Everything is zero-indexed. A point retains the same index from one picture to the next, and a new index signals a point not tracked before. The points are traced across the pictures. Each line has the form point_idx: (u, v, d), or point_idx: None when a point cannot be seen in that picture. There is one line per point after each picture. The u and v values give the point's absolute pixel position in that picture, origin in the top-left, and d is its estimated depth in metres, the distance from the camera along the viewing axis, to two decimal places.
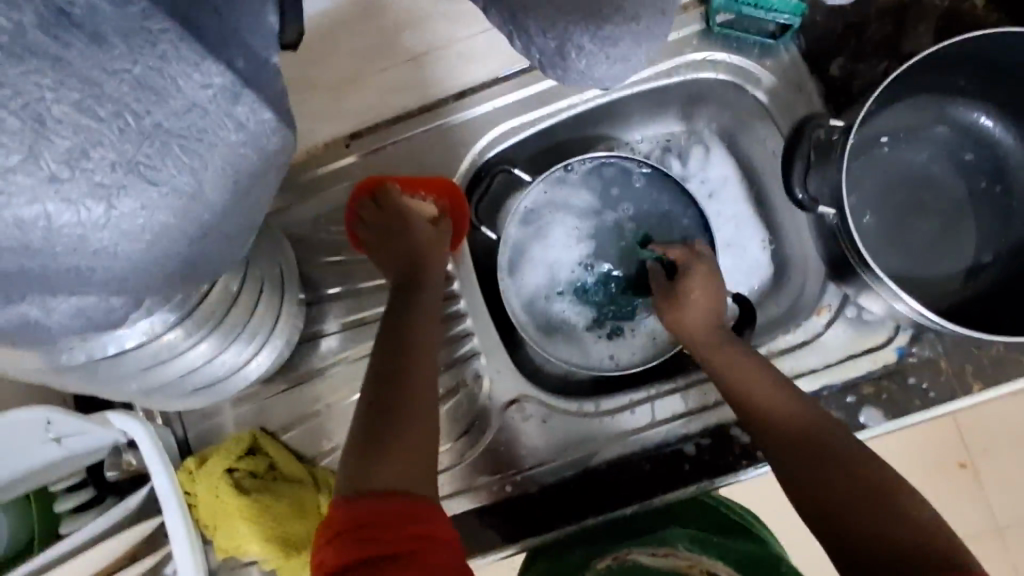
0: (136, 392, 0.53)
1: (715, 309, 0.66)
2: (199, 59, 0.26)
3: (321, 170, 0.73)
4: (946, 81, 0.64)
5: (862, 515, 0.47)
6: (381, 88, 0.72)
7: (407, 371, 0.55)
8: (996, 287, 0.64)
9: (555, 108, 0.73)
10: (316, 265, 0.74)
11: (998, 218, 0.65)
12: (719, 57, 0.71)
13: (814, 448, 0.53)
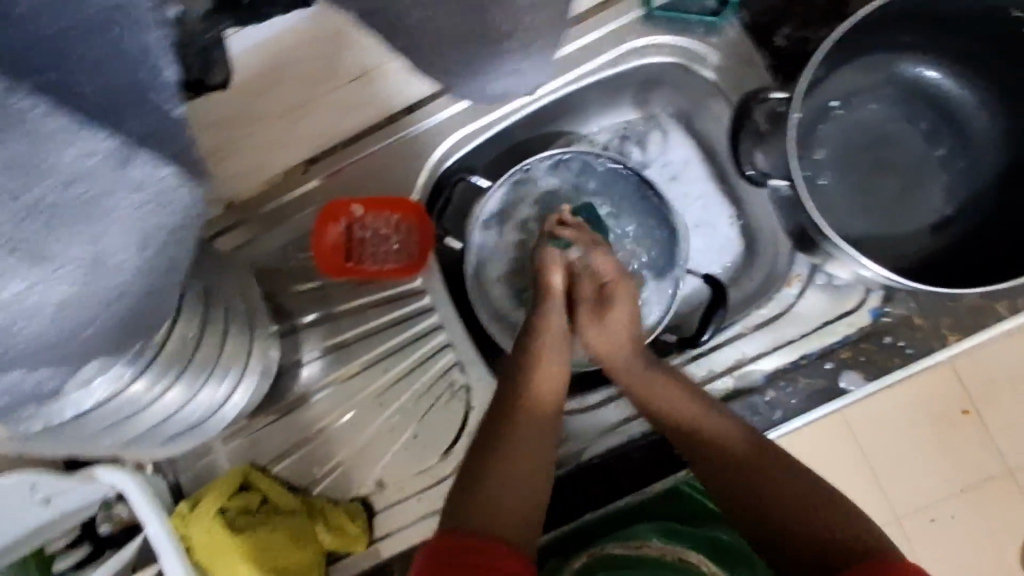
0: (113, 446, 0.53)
1: (633, 324, 0.66)
2: (76, 128, 0.25)
3: (279, 199, 0.72)
4: (891, 39, 0.63)
5: (811, 532, 0.50)
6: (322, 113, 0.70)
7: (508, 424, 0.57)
8: (963, 240, 0.64)
9: (506, 111, 0.73)
10: (287, 294, 0.74)
11: (957, 170, 0.65)
12: (664, 40, 0.71)
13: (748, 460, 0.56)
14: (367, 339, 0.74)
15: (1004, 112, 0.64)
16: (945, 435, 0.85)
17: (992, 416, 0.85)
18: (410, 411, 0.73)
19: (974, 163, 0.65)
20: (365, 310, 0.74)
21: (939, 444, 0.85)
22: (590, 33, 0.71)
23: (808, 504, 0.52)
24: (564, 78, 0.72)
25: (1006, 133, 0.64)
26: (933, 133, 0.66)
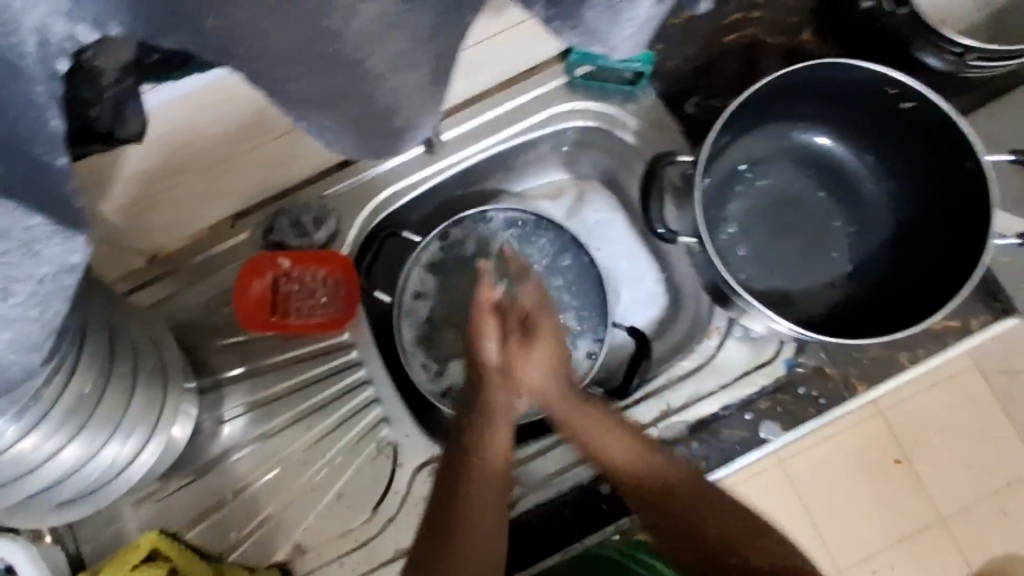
0: (10, 497, 0.51)
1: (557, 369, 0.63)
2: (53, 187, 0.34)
3: (208, 252, 0.72)
4: (784, 112, 0.69)
5: (732, 533, 0.54)
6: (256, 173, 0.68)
7: (456, 497, 0.55)
8: (860, 295, 0.69)
9: (436, 170, 0.75)
10: (206, 348, 0.72)
11: (852, 231, 0.70)
12: (585, 107, 0.76)
13: (672, 524, 0.56)
14: (294, 394, 0.72)
15: (885, 175, 0.70)
16: (880, 485, 0.83)
17: (927, 467, 0.83)
18: (335, 469, 0.72)
19: (862, 223, 0.70)
20: (293, 363, 0.72)
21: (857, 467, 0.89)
22: (516, 98, 0.75)
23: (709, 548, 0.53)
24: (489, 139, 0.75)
25: (893, 195, 0.70)
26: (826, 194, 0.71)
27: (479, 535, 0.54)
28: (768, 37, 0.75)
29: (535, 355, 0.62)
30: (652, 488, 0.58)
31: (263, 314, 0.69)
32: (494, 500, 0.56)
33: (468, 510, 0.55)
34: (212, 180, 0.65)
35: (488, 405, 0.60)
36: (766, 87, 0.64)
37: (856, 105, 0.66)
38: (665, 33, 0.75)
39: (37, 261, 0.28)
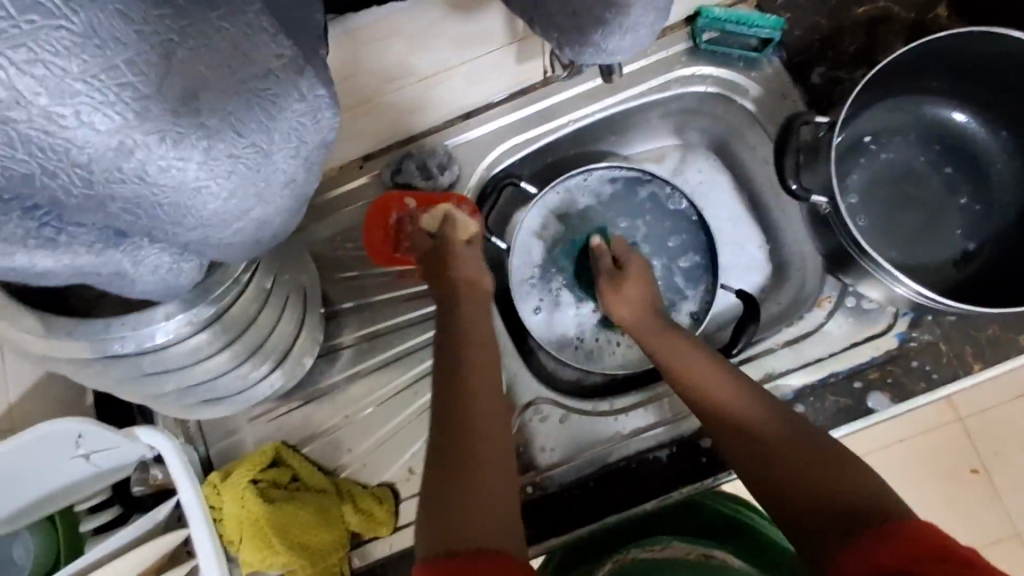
0: (177, 382, 0.57)
1: (646, 308, 0.70)
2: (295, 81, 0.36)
3: (337, 190, 0.77)
4: (914, 84, 0.69)
5: (811, 471, 0.53)
6: (392, 116, 0.72)
7: (463, 394, 0.58)
8: (981, 272, 0.68)
9: (552, 127, 0.78)
10: (329, 280, 0.77)
11: (977, 208, 0.70)
12: (706, 72, 0.77)
13: (763, 465, 0.55)
14: (407, 328, 0.77)
15: (1016, 153, 0.69)
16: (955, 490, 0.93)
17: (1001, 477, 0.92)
18: None
19: (988, 202, 0.70)
20: (408, 299, 0.77)
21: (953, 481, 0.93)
22: (639, 60, 0.77)
23: (814, 486, 0.52)
24: (610, 98, 0.78)
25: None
26: (953, 171, 0.71)
27: (486, 428, 0.56)
28: (902, 11, 0.74)
29: (624, 288, 0.71)
30: (757, 430, 0.57)
31: (387, 248, 0.75)
32: (498, 399, 0.59)
33: (483, 424, 0.56)
34: (358, 118, 0.70)
35: (452, 307, 0.66)
36: (910, 51, 0.64)
37: (994, 77, 0.66)
38: (795, 3, 0.75)
39: (295, 133, 0.31)
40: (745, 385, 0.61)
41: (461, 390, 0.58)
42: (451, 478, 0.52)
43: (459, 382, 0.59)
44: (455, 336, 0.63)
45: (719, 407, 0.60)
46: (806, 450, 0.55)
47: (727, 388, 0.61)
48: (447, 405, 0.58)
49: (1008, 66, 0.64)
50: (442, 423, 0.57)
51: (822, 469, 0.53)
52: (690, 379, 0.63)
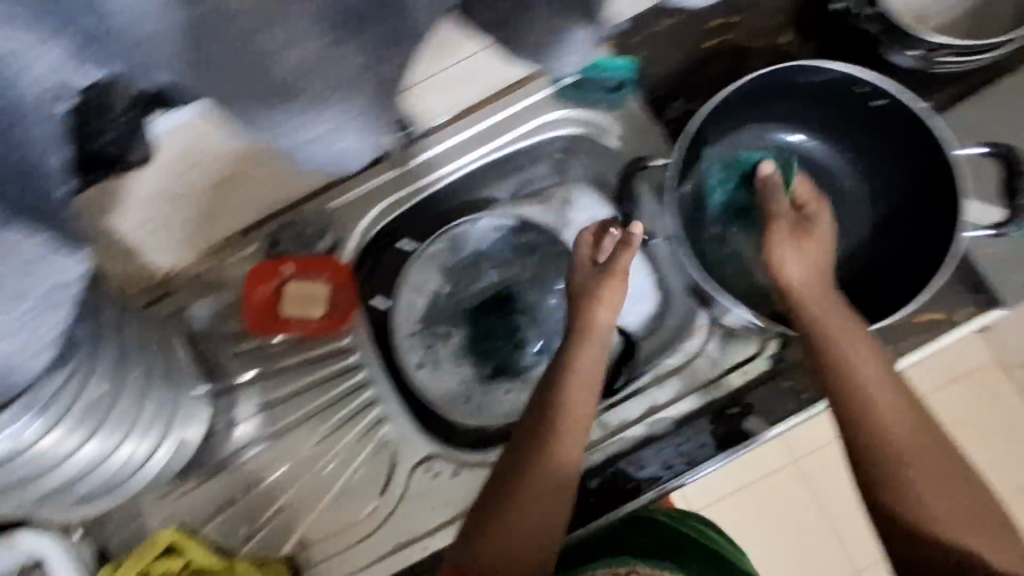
0: (35, 492, 0.56)
1: (822, 271, 0.63)
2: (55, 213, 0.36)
3: (217, 265, 0.77)
4: (760, 115, 0.71)
5: (894, 477, 0.55)
6: (244, 195, 0.70)
7: (541, 431, 0.63)
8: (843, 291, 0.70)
9: (427, 182, 0.78)
10: (216, 358, 0.76)
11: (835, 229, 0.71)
12: (572, 114, 0.78)
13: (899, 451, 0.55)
14: (301, 395, 0.78)
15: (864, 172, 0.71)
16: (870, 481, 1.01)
17: None
18: (340, 466, 0.76)
19: (845, 222, 0.71)
20: (298, 366, 0.77)
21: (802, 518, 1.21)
22: (504, 109, 0.78)
23: (894, 480, 0.55)
24: (482, 148, 0.78)
25: (874, 193, 0.71)
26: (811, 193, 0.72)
27: (562, 451, 0.62)
28: (749, 41, 0.75)
29: (800, 251, 0.63)
30: (893, 418, 0.56)
31: (269, 317, 0.73)
32: (587, 406, 0.64)
33: (544, 442, 0.62)
34: (207, 198, 0.67)
35: (585, 322, 0.68)
36: (742, 88, 0.67)
37: (832, 103, 0.68)
38: (650, 41, 0.76)
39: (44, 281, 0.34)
40: (868, 337, 0.60)
41: (549, 413, 0.63)
42: (513, 499, 0.60)
43: (557, 388, 0.65)
44: (572, 351, 0.67)
45: (850, 376, 0.58)
46: (906, 422, 0.56)
47: (882, 386, 0.58)
48: (535, 413, 0.64)
49: (839, 92, 0.66)
50: (522, 439, 0.63)
51: (933, 467, 0.54)
52: (812, 319, 0.61)
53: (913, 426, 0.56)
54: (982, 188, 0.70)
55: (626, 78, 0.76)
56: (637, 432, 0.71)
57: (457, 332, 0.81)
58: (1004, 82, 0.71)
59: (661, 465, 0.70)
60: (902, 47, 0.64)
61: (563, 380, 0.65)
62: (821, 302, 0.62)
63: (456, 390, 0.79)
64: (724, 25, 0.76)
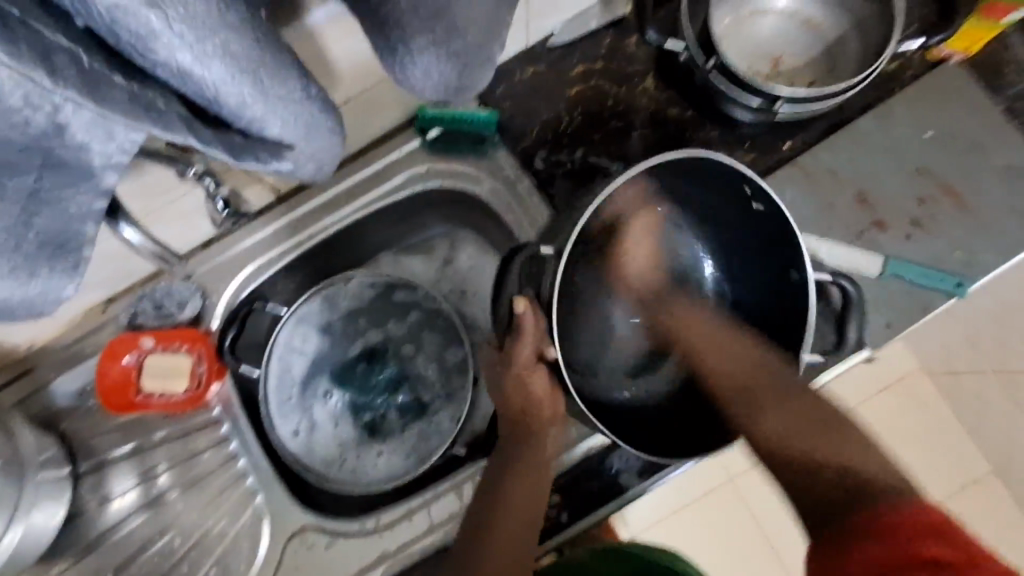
0: None
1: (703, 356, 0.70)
2: None
3: (83, 338, 0.76)
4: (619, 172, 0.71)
5: (807, 450, 0.55)
6: None
7: (515, 505, 0.64)
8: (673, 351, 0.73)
9: (297, 240, 0.76)
10: (83, 434, 0.74)
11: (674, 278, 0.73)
12: (440, 167, 0.77)
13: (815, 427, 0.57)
14: (173, 468, 0.75)
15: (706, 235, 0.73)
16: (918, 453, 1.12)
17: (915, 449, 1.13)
18: (214, 541, 0.73)
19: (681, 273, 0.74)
20: (170, 439, 0.75)
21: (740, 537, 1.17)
22: (370, 166, 0.76)
23: (814, 446, 0.55)
24: (350, 206, 0.76)
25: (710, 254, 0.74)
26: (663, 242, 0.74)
27: (517, 513, 0.64)
28: (613, 88, 0.76)
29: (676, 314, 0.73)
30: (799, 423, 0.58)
31: (126, 397, 0.71)
32: (540, 506, 0.65)
33: (508, 534, 0.63)
34: None
35: (530, 427, 0.68)
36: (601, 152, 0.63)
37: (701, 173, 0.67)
38: (514, 93, 0.77)
39: None
40: (763, 357, 0.65)
41: (505, 484, 0.66)
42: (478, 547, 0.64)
43: (505, 473, 0.67)
44: (523, 462, 0.67)
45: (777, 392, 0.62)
46: (802, 403, 0.60)
47: (791, 388, 0.62)
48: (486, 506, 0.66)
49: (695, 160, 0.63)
50: (497, 477, 0.67)
51: (831, 437, 0.55)
52: (699, 359, 0.71)
53: (811, 397, 0.60)
54: (842, 236, 0.70)
55: (490, 131, 0.75)
56: None
57: (336, 400, 0.78)
58: (858, 122, 0.72)
59: None
60: (746, 96, 0.64)
61: (528, 493, 0.65)
62: (688, 335, 0.72)
63: (334, 461, 0.76)
64: (586, 73, 0.76)
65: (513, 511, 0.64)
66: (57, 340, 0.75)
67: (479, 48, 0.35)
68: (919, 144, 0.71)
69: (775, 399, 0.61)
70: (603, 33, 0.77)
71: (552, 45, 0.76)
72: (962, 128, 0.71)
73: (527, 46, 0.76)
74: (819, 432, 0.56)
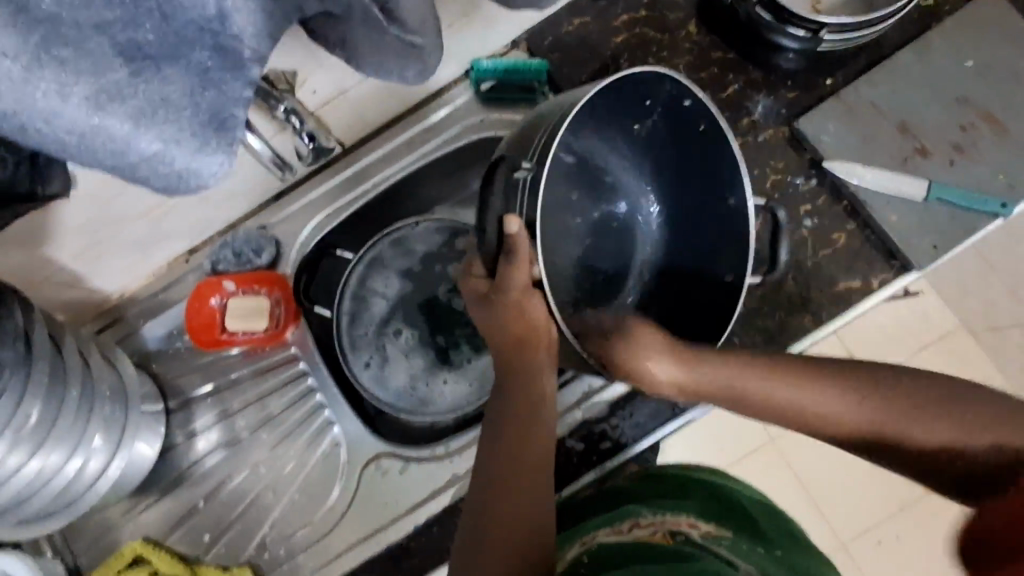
0: None
1: (675, 355, 0.57)
2: None
3: (167, 286, 0.81)
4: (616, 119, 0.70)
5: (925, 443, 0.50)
6: (188, 215, 0.74)
7: (529, 434, 0.61)
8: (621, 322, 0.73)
9: (361, 191, 0.81)
10: (171, 375, 0.80)
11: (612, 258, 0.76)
12: (492, 118, 0.81)
13: (892, 417, 0.51)
14: (253, 405, 0.81)
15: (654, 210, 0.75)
16: None
17: None
18: (293, 471, 0.79)
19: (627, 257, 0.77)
20: (250, 378, 0.81)
21: (787, 487, 1.20)
22: (428, 118, 0.81)
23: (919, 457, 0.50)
24: (409, 156, 0.81)
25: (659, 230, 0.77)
26: None
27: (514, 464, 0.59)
28: (655, 35, 0.79)
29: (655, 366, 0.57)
30: (800, 390, 0.53)
31: (213, 335, 0.77)
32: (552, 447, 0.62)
33: (521, 500, 0.57)
34: (149, 226, 0.72)
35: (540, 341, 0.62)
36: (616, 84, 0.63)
37: (685, 142, 0.68)
38: (561, 43, 0.80)
39: None
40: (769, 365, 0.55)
41: (502, 437, 0.61)
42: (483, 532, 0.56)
43: (511, 428, 0.61)
44: (525, 398, 0.62)
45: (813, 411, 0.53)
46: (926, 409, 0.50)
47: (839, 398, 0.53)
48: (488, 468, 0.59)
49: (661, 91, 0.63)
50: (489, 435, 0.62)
51: (892, 407, 0.51)
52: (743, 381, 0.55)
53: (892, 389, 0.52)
54: (885, 163, 0.72)
55: (540, 79, 0.79)
56: (576, 417, 0.75)
57: (402, 334, 0.83)
58: (898, 55, 0.74)
59: (598, 445, 0.74)
60: (790, 29, 0.67)
61: (524, 440, 0.60)
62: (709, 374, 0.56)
63: (402, 391, 0.80)
64: (630, 22, 0.80)
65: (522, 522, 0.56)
66: (145, 289, 0.81)
67: None
68: (960, 73, 0.73)
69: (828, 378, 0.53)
70: None
71: None
72: (1001, 58, 0.73)
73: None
74: (852, 384, 0.53)
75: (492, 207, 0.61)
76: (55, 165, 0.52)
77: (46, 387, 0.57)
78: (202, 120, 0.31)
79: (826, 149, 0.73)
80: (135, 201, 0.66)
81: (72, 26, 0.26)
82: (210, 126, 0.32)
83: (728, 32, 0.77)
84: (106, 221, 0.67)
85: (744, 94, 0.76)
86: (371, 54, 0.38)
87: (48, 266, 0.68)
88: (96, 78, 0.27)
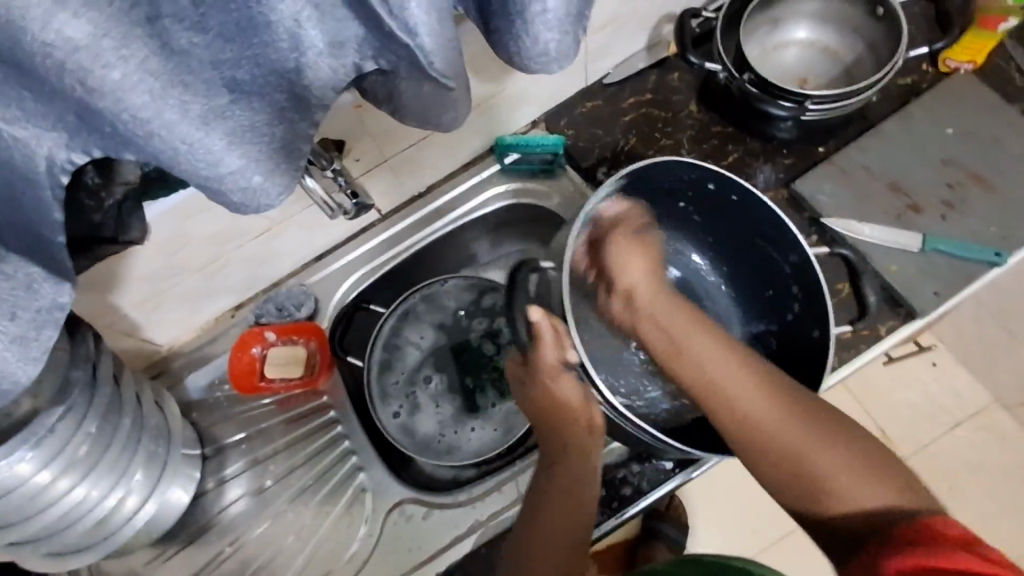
0: (31, 532, 0.62)
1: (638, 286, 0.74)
2: (43, 283, 0.41)
3: (213, 338, 0.88)
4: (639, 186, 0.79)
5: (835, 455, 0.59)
6: (242, 269, 0.82)
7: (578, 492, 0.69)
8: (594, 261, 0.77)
9: (395, 253, 0.89)
10: (209, 422, 0.84)
11: None
12: (514, 186, 0.90)
13: (826, 472, 0.58)
14: (283, 452, 0.84)
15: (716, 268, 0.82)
16: (975, 470, 1.25)
17: (970, 480, 1.24)
18: (319, 517, 0.81)
19: None
20: (283, 425, 0.85)
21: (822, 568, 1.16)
22: (457, 186, 0.90)
23: (836, 468, 0.58)
24: (440, 221, 0.89)
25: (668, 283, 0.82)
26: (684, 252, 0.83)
27: (561, 519, 0.68)
28: (659, 113, 0.89)
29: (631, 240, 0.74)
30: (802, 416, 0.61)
31: (252, 381, 0.83)
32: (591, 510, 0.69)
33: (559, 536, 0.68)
34: (207, 278, 0.80)
35: (575, 418, 0.71)
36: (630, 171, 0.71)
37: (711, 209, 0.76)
38: (576, 121, 0.90)
39: (26, 306, 0.40)
40: (709, 331, 0.69)
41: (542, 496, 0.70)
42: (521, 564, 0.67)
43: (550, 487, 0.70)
44: (567, 468, 0.70)
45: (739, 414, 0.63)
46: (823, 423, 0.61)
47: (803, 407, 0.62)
48: (527, 516, 0.70)
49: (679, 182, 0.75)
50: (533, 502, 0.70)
51: (857, 470, 0.57)
52: (701, 369, 0.67)
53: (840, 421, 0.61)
54: (881, 218, 0.78)
55: (557, 151, 0.87)
56: None
57: (426, 384, 0.88)
58: (884, 125, 0.81)
59: (618, 491, 0.75)
60: (780, 102, 0.75)
61: (566, 497, 0.69)
62: (700, 347, 0.68)
63: (423, 439, 0.85)
64: (637, 103, 0.90)
65: (561, 532, 0.68)
66: (192, 339, 0.88)
67: (578, 20, 0.47)
68: (944, 139, 0.80)
69: (769, 397, 0.62)
70: (649, 72, 0.91)
71: (607, 83, 0.90)
72: (981, 126, 0.81)
73: (585, 85, 0.90)
74: (833, 436, 0.60)
75: (517, 307, 0.68)
76: (137, 212, 0.60)
77: (103, 415, 0.62)
78: (272, 149, 0.39)
79: (824, 207, 0.79)
80: (198, 252, 0.74)
81: (197, 60, 0.34)
82: (282, 155, 0.40)
83: (725, 108, 0.86)
84: (172, 272, 0.75)
85: (744, 161, 0.84)
86: (415, 103, 0.46)
87: (113, 314, 0.75)
88: (207, 101, 0.35)
